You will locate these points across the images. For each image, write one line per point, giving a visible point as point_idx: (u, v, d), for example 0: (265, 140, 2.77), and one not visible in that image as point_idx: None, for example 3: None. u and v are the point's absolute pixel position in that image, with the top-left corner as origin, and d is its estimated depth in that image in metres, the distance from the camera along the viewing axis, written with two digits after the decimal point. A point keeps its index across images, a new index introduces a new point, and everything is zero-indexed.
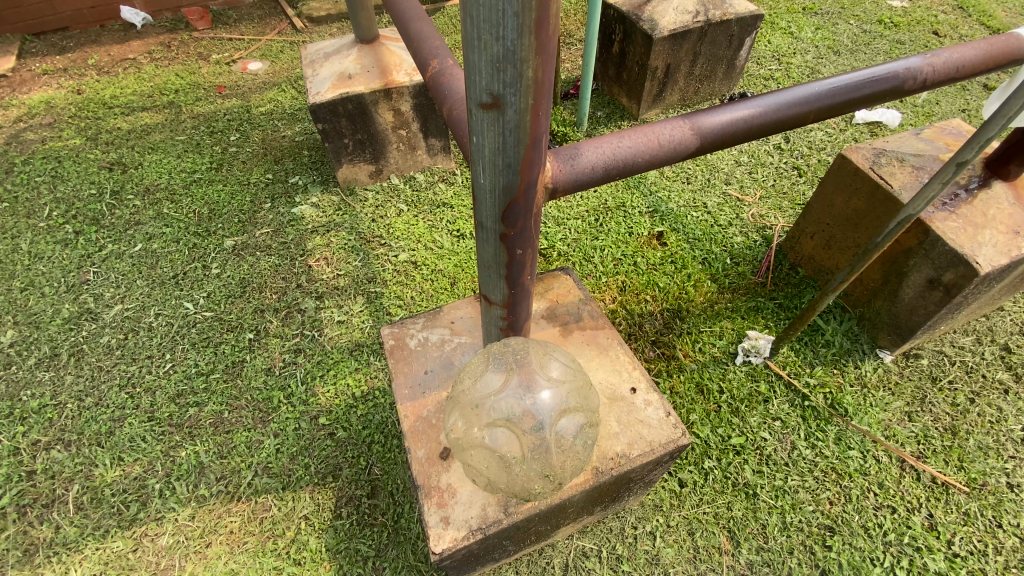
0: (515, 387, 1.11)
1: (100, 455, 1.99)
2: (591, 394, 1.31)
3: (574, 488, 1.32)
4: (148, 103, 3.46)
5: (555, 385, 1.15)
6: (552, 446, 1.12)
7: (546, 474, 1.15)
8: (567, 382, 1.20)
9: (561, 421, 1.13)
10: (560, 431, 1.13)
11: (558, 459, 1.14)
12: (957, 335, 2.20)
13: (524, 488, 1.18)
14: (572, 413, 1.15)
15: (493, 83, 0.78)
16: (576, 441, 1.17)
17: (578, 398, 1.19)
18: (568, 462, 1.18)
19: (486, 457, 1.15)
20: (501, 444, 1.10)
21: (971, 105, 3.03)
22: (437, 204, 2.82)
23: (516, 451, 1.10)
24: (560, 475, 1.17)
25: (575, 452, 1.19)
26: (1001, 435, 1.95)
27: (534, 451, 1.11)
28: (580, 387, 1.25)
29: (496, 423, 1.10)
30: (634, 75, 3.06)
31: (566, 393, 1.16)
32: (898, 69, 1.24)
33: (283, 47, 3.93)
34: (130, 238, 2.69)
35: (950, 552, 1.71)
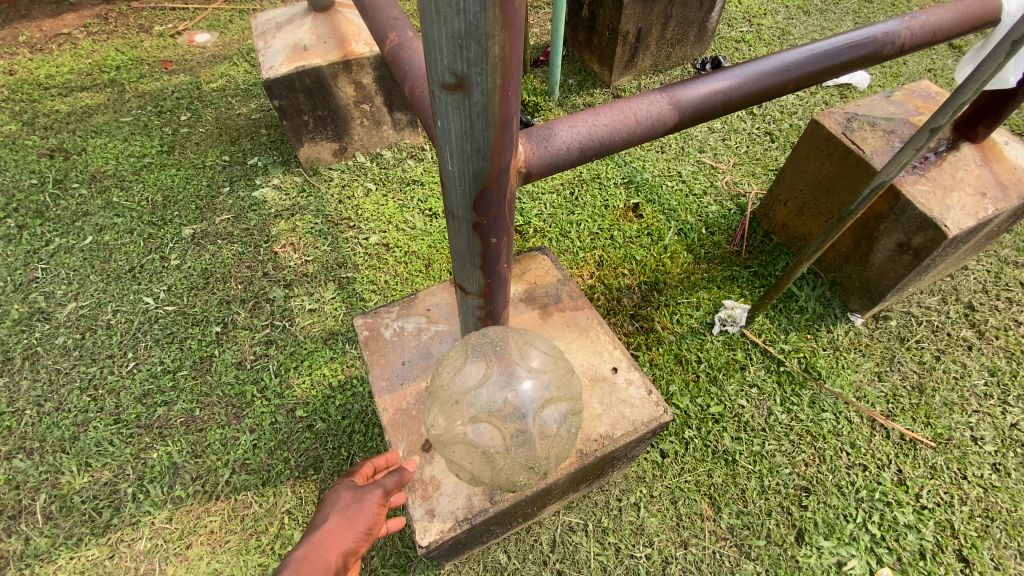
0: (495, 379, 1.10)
1: (66, 461, 1.90)
2: (575, 380, 1.30)
3: (560, 473, 1.32)
4: (88, 82, 3.22)
5: (537, 376, 1.14)
6: (537, 437, 1.11)
7: (531, 466, 1.14)
8: (549, 371, 1.19)
9: (544, 411, 1.12)
10: (545, 423, 1.12)
11: (543, 449, 1.13)
12: (923, 296, 2.26)
13: (510, 480, 1.17)
14: (555, 403, 1.14)
15: (456, 62, 0.72)
16: (561, 430, 1.16)
17: (561, 388, 1.18)
18: (555, 452, 1.18)
19: (469, 454, 1.12)
20: (485, 440, 1.09)
21: (937, 65, 3.04)
22: (407, 182, 2.72)
23: (498, 444, 1.09)
24: (546, 465, 1.16)
25: (561, 441, 1.19)
26: (965, 390, 2.02)
27: (519, 443, 1.10)
28: (564, 376, 1.23)
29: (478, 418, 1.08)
30: (605, 40, 2.96)
31: (548, 382, 1.15)
32: (877, 33, 1.20)
33: (232, 17, 3.67)
34: (79, 231, 2.52)
35: (918, 505, 1.79)
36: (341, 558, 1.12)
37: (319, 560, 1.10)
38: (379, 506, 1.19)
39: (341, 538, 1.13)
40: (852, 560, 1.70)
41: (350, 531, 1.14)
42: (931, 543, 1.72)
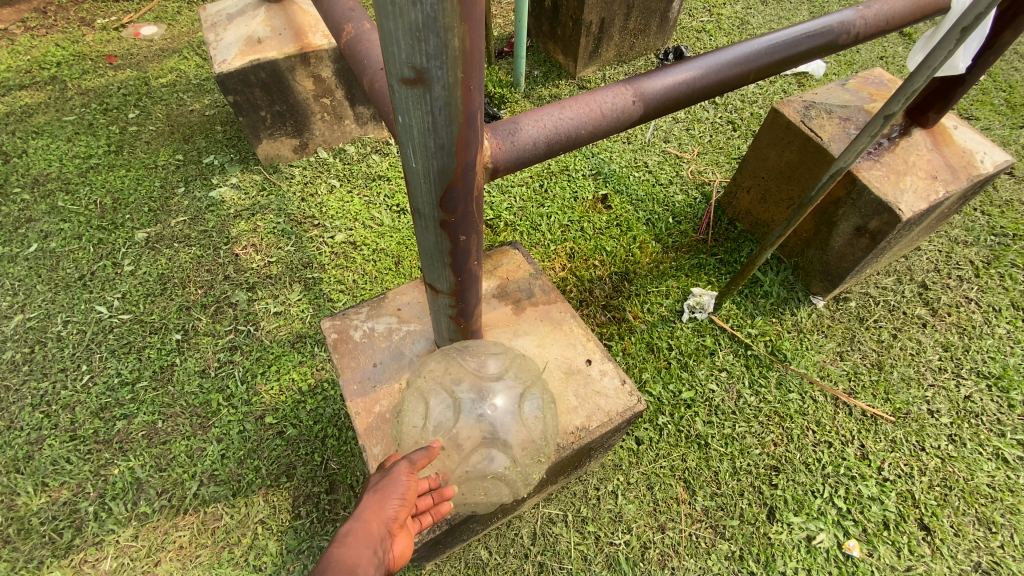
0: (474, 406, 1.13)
1: (20, 482, 1.80)
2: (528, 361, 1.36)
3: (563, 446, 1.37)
4: (26, 79, 3.02)
5: (502, 379, 1.18)
6: (535, 429, 1.16)
7: (540, 458, 1.19)
8: (508, 368, 1.23)
9: (524, 406, 1.16)
10: (532, 413, 1.17)
11: (541, 437, 1.18)
12: (880, 277, 2.35)
13: (527, 483, 1.21)
14: (527, 394, 1.18)
15: (414, 55, 0.69)
16: (547, 414, 1.21)
17: (524, 377, 1.24)
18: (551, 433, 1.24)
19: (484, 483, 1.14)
20: (495, 463, 1.11)
21: (888, 52, 3.15)
22: (372, 177, 2.66)
23: (502, 460, 1.12)
24: (548, 448, 1.22)
25: (552, 420, 1.24)
26: (921, 365, 2.12)
27: (524, 447, 1.14)
28: (520, 364, 1.28)
29: (477, 447, 1.11)
30: (569, 30, 2.94)
31: (515, 384, 1.18)
32: (833, 23, 1.23)
33: (180, 8, 3.50)
34: (22, 238, 2.38)
35: (880, 477, 1.87)
36: (384, 529, 1.00)
37: (362, 530, 0.99)
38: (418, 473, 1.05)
39: (378, 509, 1.01)
40: (821, 534, 1.77)
41: (388, 501, 1.01)
42: (894, 513, 1.80)
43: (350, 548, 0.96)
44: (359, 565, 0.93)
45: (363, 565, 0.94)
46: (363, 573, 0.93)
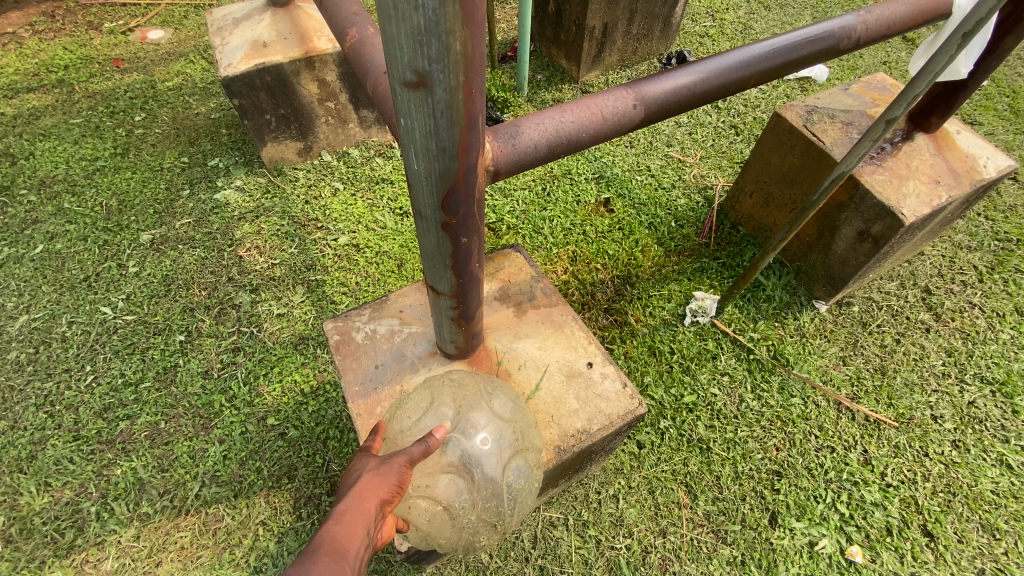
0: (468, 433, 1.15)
1: (24, 482, 1.81)
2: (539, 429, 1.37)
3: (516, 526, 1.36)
4: (34, 82, 3.06)
5: (507, 429, 1.20)
6: (504, 496, 1.16)
7: (491, 522, 1.18)
8: (515, 420, 1.25)
9: (510, 466, 1.17)
10: (512, 479, 1.17)
11: (506, 505, 1.18)
12: (883, 282, 2.34)
13: (471, 536, 1.21)
14: (518, 456, 1.19)
15: (416, 59, 0.70)
16: (526, 484, 1.21)
17: (529, 440, 1.25)
18: (519, 509, 1.23)
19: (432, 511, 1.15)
20: (452, 496, 1.12)
21: (891, 58, 3.15)
22: (376, 180, 2.67)
23: (464, 498, 1.12)
24: (505, 522, 1.21)
25: (525, 500, 1.24)
26: (925, 370, 2.11)
27: (487, 499, 1.14)
28: (530, 427, 1.30)
29: (447, 470, 1.13)
30: (572, 35, 2.96)
31: (511, 437, 1.19)
32: (833, 28, 1.23)
33: (187, 12, 3.54)
34: (28, 239, 2.40)
35: (883, 483, 1.86)
36: (379, 509, 0.97)
37: (357, 509, 0.94)
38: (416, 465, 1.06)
39: (376, 490, 0.98)
40: (824, 539, 1.75)
41: (387, 483, 1.00)
42: (897, 519, 1.79)
43: (344, 528, 0.91)
44: (354, 545, 0.90)
45: (357, 546, 0.90)
46: (356, 554, 0.88)
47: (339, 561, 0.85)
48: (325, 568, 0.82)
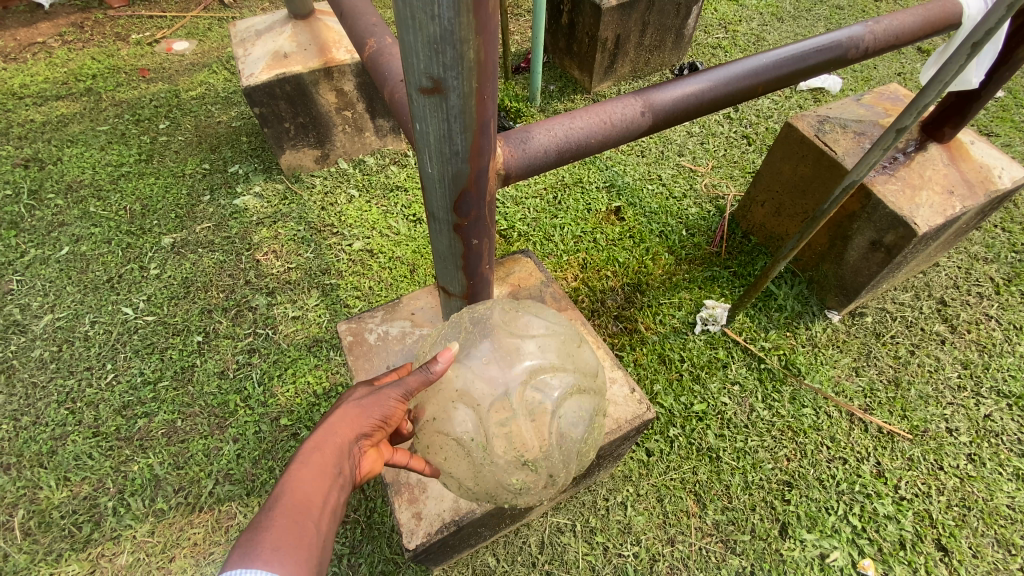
0: (478, 355, 1.03)
1: (44, 476, 1.86)
2: (587, 350, 1.18)
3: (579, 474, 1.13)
4: (64, 90, 3.17)
5: (527, 347, 1.05)
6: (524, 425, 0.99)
7: (520, 461, 1.01)
8: (542, 337, 1.08)
9: (528, 386, 1.01)
10: (533, 404, 1.01)
11: (532, 436, 1.00)
12: (897, 293, 2.32)
13: (504, 484, 1.04)
14: (540, 376, 1.03)
15: (433, 66, 0.73)
16: (557, 411, 1.02)
17: (561, 359, 1.07)
18: (557, 445, 1.03)
19: (447, 447, 1.05)
20: (461, 426, 1.01)
21: (906, 69, 3.14)
22: (390, 188, 2.72)
23: (472, 427, 1.00)
24: (542, 462, 1.02)
25: (564, 433, 1.04)
26: (940, 382, 2.08)
27: (501, 430, 0.99)
28: (567, 347, 1.11)
29: (452, 399, 1.03)
30: (585, 46, 3.00)
31: (532, 356, 1.04)
32: (841, 38, 1.25)
33: (211, 24, 3.65)
34: (55, 241, 2.48)
35: (897, 496, 1.84)
36: (355, 441, 1.03)
37: (331, 444, 1.00)
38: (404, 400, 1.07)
39: (354, 423, 1.03)
40: (835, 552, 1.73)
41: (365, 416, 1.05)
42: (910, 533, 1.77)
43: (313, 470, 0.96)
44: (319, 492, 0.95)
45: (321, 493, 0.95)
46: (321, 498, 0.94)
47: (301, 512, 0.91)
48: (284, 521, 0.88)
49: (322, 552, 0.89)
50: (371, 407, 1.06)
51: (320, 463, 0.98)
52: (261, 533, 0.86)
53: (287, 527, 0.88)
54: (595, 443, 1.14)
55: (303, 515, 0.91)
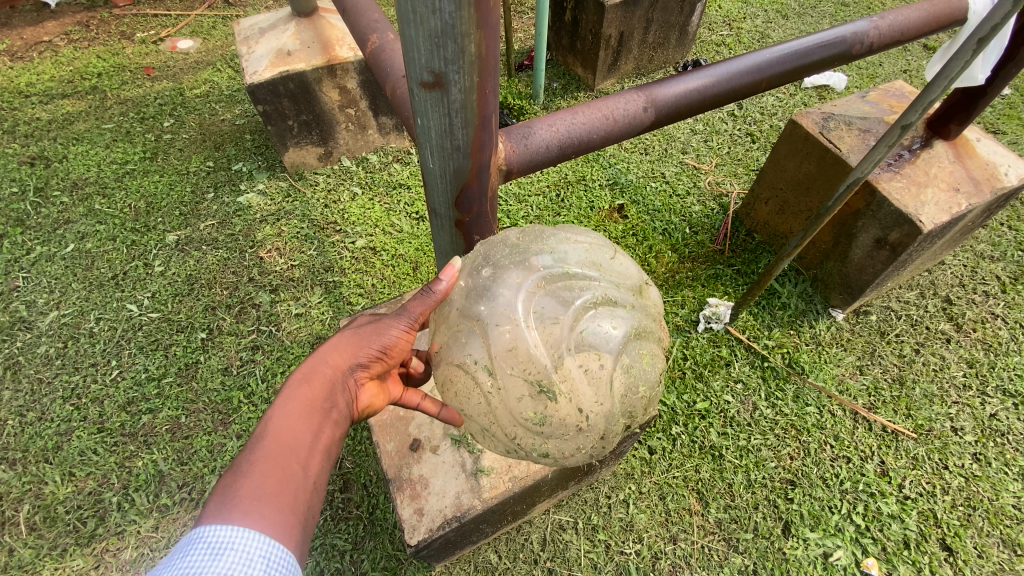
0: (485, 273, 1.02)
1: (49, 472, 1.87)
2: (619, 264, 1.12)
3: (617, 406, 1.05)
4: (69, 89, 3.19)
5: (541, 260, 1.03)
6: (534, 338, 0.97)
7: (534, 383, 0.97)
8: (557, 255, 1.05)
9: (537, 300, 0.99)
10: (545, 315, 0.98)
11: (543, 354, 0.97)
12: (902, 291, 2.31)
13: (521, 413, 1.00)
14: (551, 291, 1.00)
15: (434, 61, 0.73)
16: (571, 326, 0.98)
17: (581, 271, 1.04)
18: (580, 363, 0.98)
19: (458, 378, 1.05)
20: (468, 349, 1.00)
21: (912, 66, 3.12)
22: (393, 185, 2.72)
23: (478, 349, 0.99)
24: (560, 384, 0.97)
25: (588, 348, 0.99)
26: (945, 381, 2.07)
27: (511, 346, 0.97)
28: (592, 262, 1.08)
29: (459, 323, 1.03)
30: (588, 44, 2.99)
31: (544, 272, 1.01)
32: (846, 33, 1.24)
33: (216, 23, 3.66)
34: (60, 239, 2.49)
35: (901, 495, 1.83)
36: (351, 369, 1.09)
37: (322, 376, 1.05)
38: (404, 330, 1.14)
39: (350, 352, 1.10)
40: (838, 551, 1.72)
41: (362, 347, 1.11)
42: (915, 533, 1.76)
43: (300, 404, 1.01)
44: (304, 430, 0.98)
45: (306, 431, 0.99)
46: (308, 434, 0.98)
47: (286, 448, 0.95)
48: (268, 457, 0.93)
49: (310, 491, 0.94)
50: (363, 342, 1.11)
51: (306, 402, 1.01)
52: (245, 470, 0.91)
53: (271, 463, 0.92)
54: (634, 371, 1.05)
55: (289, 455, 0.94)
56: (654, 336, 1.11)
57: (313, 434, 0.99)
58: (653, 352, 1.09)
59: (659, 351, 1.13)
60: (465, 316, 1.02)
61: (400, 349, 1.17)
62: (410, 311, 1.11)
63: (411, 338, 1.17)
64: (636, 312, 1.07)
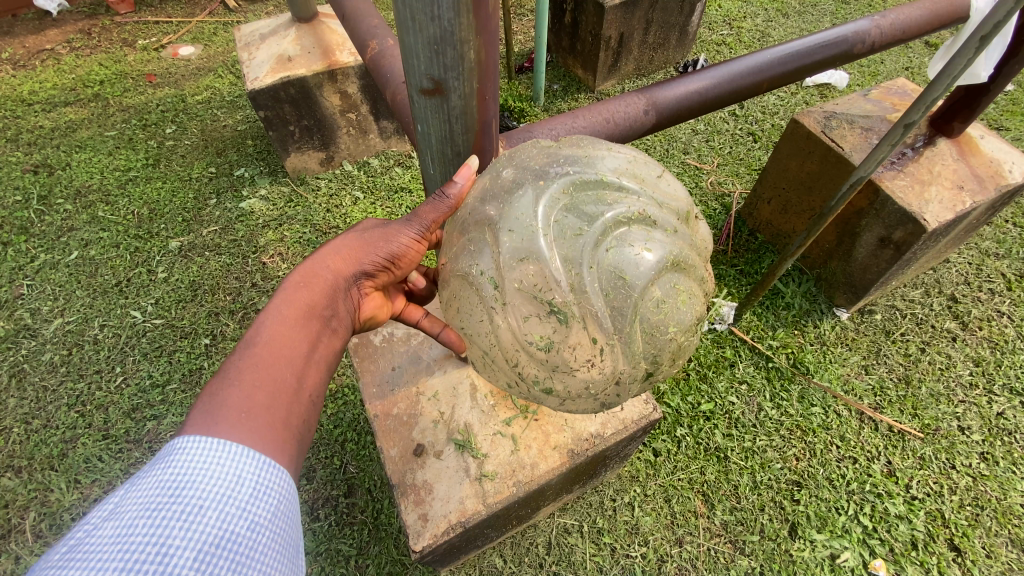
0: (503, 177, 0.88)
1: (54, 479, 1.88)
2: (666, 185, 0.95)
3: (646, 348, 0.86)
4: (72, 97, 3.20)
5: (570, 167, 0.88)
6: (550, 248, 0.81)
7: (546, 299, 0.81)
8: (591, 164, 0.90)
9: (559, 208, 0.84)
10: (567, 225, 0.83)
11: (559, 265, 0.81)
12: (906, 289, 2.30)
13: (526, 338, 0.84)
14: (578, 199, 0.85)
15: (432, 67, 0.73)
16: (596, 239, 0.82)
17: (617, 181, 0.88)
18: (601, 285, 0.81)
19: (462, 292, 0.91)
20: (474, 258, 0.86)
21: (913, 63, 3.11)
22: (395, 189, 2.73)
23: (486, 258, 0.85)
24: (575, 304, 0.81)
25: (613, 270, 0.82)
26: (951, 380, 2.06)
27: (521, 255, 0.82)
28: (632, 176, 0.91)
29: (468, 231, 0.89)
30: (588, 45, 2.99)
31: (573, 178, 0.87)
32: (848, 33, 1.24)
33: (217, 29, 3.68)
34: (64, 246, 2.50)
35: (908, 496, 1.81)
36: (353, 275, 1.05)
37: (321, 280, 1.01)
38: (413, 240, 1.08)
39: (353, 257, 1.05)
40: (845, 552, 1.71)
41: (365, 252, 1.06)
42: (922, 533, 1.74)
43: (296, 309, 0.96)
44: (299, 338, 0.93)
45: (301, 338, 0.93)
46: (302, 342, 0.93)
47: (277, 355, 0.90)
48: (258, 362, 0.88)
49: (305, 403, 0.89)
50: (367, 248, 1.06)
51: (304, 307, 0.97)
52: (232, 374, 0.86)
53: (261, 368, 0.87)
54: (670, 307, 0.86)
55: (283, 361, 0.90)
56: (695, 275, 0.92)
57: (309, 342, 0.94)
58: (693, 293, 0.90)
59: (701, 294, 0.94)
60: (475, 222, 0.88)
61: (408, 259, 1.11)
62: (421, 217, 1.05)
63: (421, 248, 1.11)
64: (677, 239, 0.89)
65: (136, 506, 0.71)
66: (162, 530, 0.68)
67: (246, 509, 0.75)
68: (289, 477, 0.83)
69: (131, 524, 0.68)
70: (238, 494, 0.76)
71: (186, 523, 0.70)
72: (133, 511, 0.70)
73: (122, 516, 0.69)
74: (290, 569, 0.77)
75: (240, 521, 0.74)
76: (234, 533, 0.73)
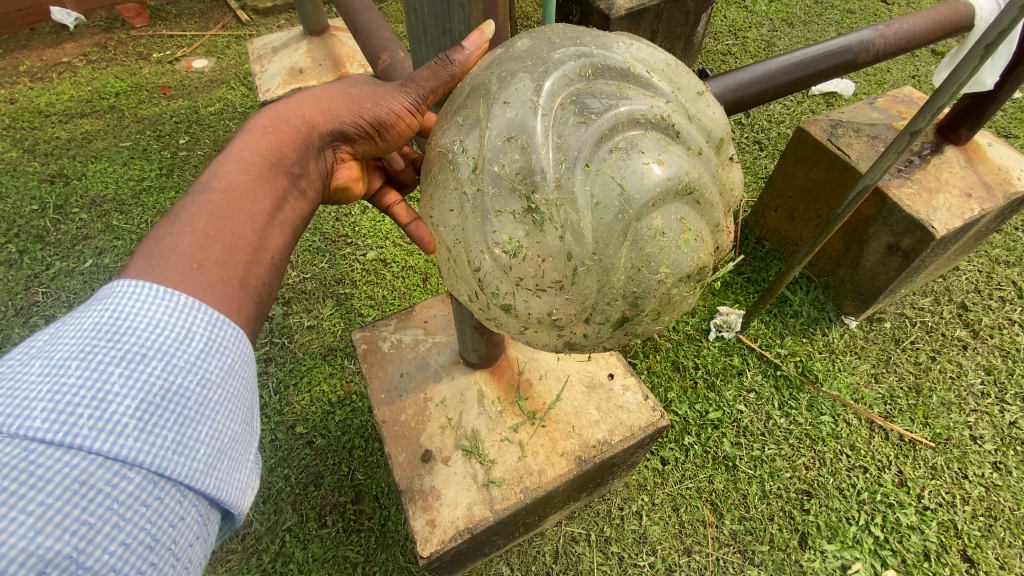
0: (512, 51, 0.83)
1: None
2: (706, 104, 0.88)
3: (625, 282, 0.80)
4: (88, 108, 3.28)
5: (594, 55, 0.82)
6: (544, 134, 0.76)
7: (526, 190, 0.76)
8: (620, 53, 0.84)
9: (570, 96, 0.78)
10: (571, 113, 0.77)
11: (551, 152, 0.76)
12: (916, 297, 2.28)
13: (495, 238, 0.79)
14: (593, 87, 0.79)
15: None
16: (601, 135, 0.76)
17: (642, 82, 0.82)
18: (591, 190, 0.75)
19: (440, 176, 0.86)
20: (459, 135, 0.81)
21: (920, 72, 3.11)
22: None
23: (472, 135, 0.80)
24: (556, 202, 0.75)
25: (610, 176, 0.76)
26: (962, 389, 2.04)
27: (509, 135, 0.77)
28: (661, 80, 0.84)
29: (462, 106, 0.84)
30: None
31: (594, 63, 0.81)
32: (851, 43, 1.25)
33: (230, 42, 3.75)
34: (79, 254, 2.55)
35: (920, 506, 1.79)
36: (329, 134, 1.00)
37: (292, 129, 0.96)
38: (400, 110, 0.98)
39: (332, 112, 1.00)
40: (857, 564, 1.69)
41: (344, 108, 1.00)
42: (935, 544, 1.72)
43: (260, 158, 0.92)
44: (259, 192, 0.89)
45: (261, 194, 0.90)
46: (264, 197, 0.90)
47: (234, 207, 0.86)
48: (213, 210, 0.84)
49: (265, 266, 0.87)
50: (349, 106, 1.00)
51: (268, 160, 0.92)
52: (182, 219, 0.82)
53: (215, 219, 0.83)
54: (666, 231, 0.79)
55: (240, 215, 0.86)
56: (711, 219, 0.86)
57: (273, 199, 0.91)
58: (700, 236, 0.83)
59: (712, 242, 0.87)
60: (472, 95, 0.83)
61: (395, 133, 1.04)
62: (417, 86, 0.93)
63: (411, 125, 1.02)
64: (698, 163, 0.82)
65: (68, 347, 0.68)
66: (98, 375, 0.66)
67: (194, 364, 0.73)
68: (245, 338, 0.81)
69: (62, 365, 0.66)
70: (186, 347, 0.73)
71: (126, 371, 0.68)
72: (66, 352, 0.67)
73: (54, 355, 0.67)
74: (241, 428, 0.78)
75: (188, 376, 0.72)
76: (181, 387, 0.71)
